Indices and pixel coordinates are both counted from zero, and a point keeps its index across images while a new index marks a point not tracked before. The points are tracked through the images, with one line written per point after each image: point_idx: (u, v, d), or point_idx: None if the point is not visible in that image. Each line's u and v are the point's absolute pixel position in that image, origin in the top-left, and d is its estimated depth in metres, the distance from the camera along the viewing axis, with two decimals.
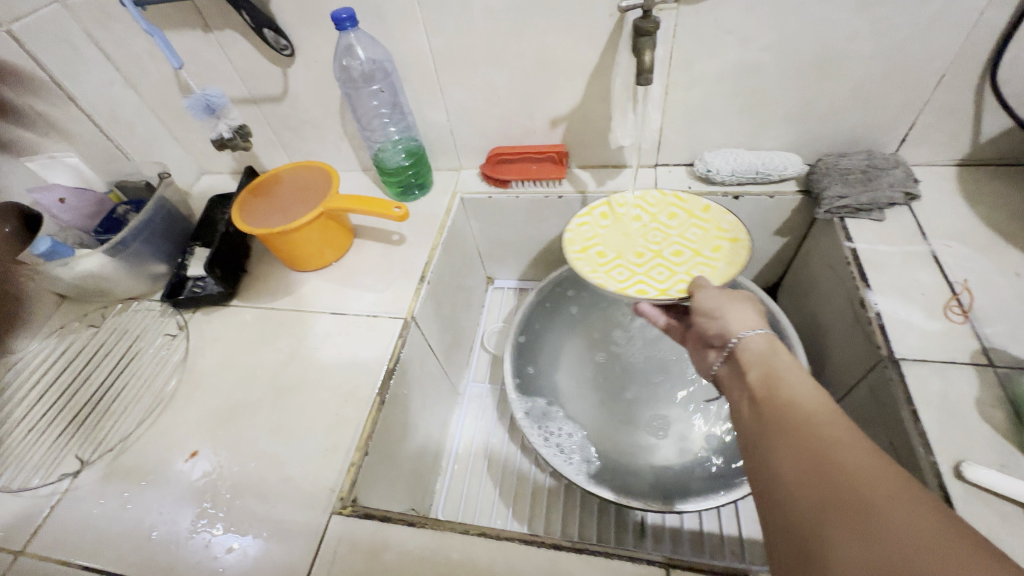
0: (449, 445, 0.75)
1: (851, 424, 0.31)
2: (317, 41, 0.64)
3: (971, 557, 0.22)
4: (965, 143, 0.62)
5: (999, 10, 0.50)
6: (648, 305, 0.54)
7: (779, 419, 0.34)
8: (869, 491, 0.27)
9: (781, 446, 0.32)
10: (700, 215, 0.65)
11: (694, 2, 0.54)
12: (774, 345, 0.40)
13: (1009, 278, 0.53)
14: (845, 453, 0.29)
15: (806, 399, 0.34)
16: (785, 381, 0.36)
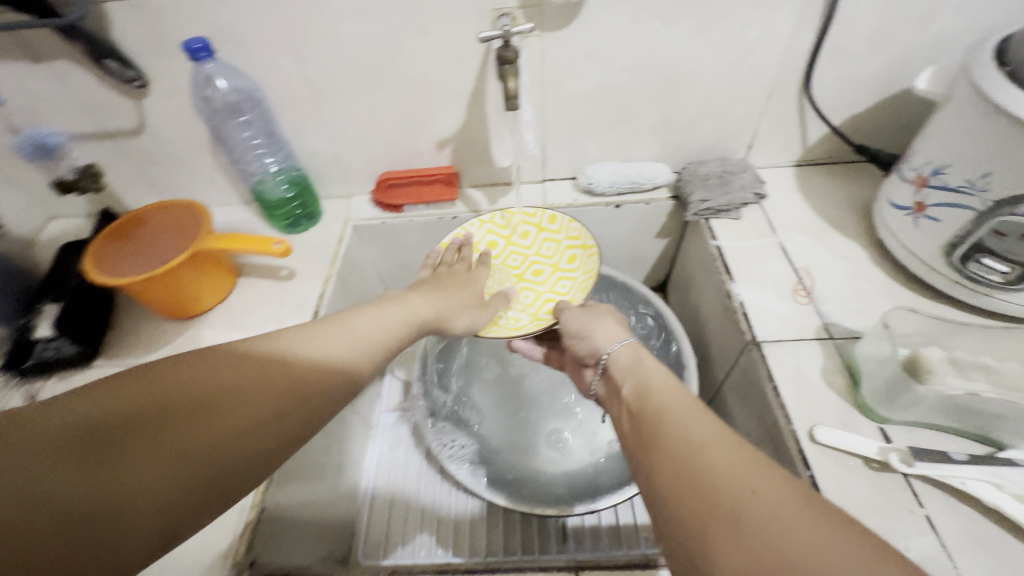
0: (365, 481, 0.73)
1: (715, 424, 0.34)
2: (172, 71, 0.60)
3: (825, 531, 0.25)
4: (797, 147, 0.72)
5: (803, 35, 0.59)
6: (524, 341, 0.64)
7: (655, 426, 0.36)
8: (736, 482, 0.29)
9: (660, 453, 0.34)
10: (549, 226, 0.69)
11: (555, 29, 0.58)
12: (639, 359, 0.45)
13: (839, 261, 0.62)
14: (710, 451, 0.31)
15: (675, 405, 0.37)
16: (658, 392, 0.39)
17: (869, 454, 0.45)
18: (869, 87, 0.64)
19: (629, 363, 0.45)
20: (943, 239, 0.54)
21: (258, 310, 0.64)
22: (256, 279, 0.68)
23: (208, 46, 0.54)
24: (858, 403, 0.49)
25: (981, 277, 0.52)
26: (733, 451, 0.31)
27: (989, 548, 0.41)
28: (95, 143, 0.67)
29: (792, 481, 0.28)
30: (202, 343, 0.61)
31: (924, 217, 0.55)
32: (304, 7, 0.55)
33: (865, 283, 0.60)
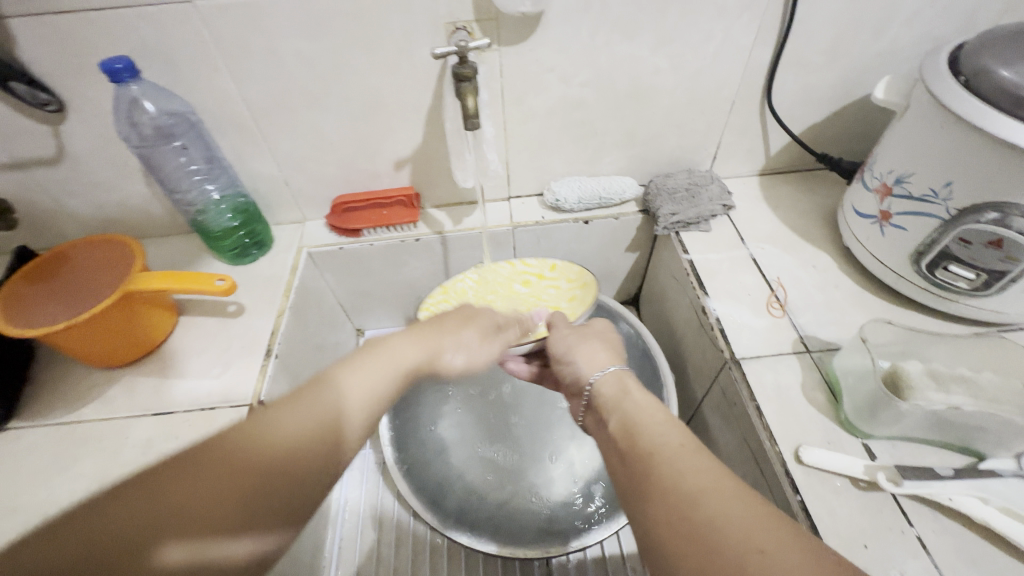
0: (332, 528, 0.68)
1: (711, 464, 0.32)
2: (92, 94, 0.54)
3: None
4: (760, 157, 0.72)
5: (762, 47, 0.59)
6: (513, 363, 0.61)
7: (646, 465, 0.34)
8: (738, 539, 0.27)
9: (653, 495, 0.32)
10: (550, 274, 0.70)
11: (513, 43, 0.55)
12: (624, 385, 0.43)
13: (808, 271, 0.62)
14: (709, 497, 0.29)
15: (666, 442, 0.35)
16: (645, 426, 0.37)
17: (856, 473, 0.44)
18: (827, 96, 0.65)
19: (617, 390, 0.43)
20: (910, 247, 0.54)
21: (202, 352, 0.58)
22: (201, 317, 0.62)
23: (132, 66, 0.49)
24: (840, 419, 0.48)
25: (948, 284, 0.52)
26: (733, 500, 0.29)
27: (981, 566, 0.40)
28: (7, 174, 0.60)
29: (799, 535, 0.27)
30: (138, 394, 0.55)
31: (889, 225, 0.55)
32: (240, 22, 0.51)
33: (836, 293, 0.59)
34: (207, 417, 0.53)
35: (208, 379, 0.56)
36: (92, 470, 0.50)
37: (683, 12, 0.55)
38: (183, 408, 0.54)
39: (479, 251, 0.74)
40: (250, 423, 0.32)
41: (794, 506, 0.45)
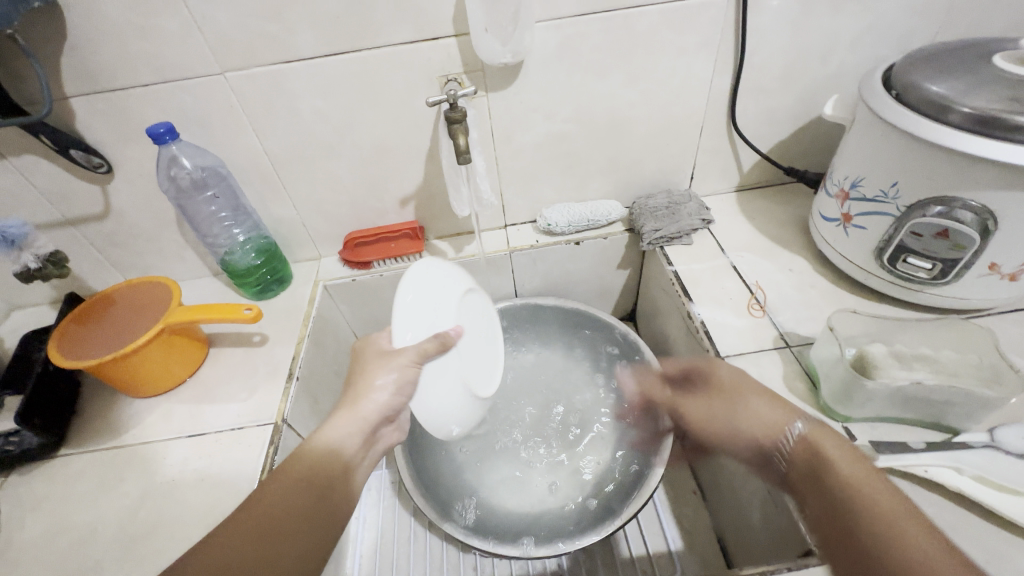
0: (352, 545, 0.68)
1: (917, 522, 0.38)
2: (138, 156, 0.62)
3: None
4: (734, 174, 0.78)
5: (722, 78, 0.66)
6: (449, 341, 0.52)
7: (850, 525, 0.40)
8: None
9: (859, 560, 0.38)
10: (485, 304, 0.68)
11: (499, 89, 0.63)
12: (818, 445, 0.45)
13: (785, 274, 0.67)
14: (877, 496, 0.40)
15: (874, 493, 0.41)
16: (850, 476, 0.42)
17: None
18: (787, 116, 0.71)
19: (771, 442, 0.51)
20: (871, 244, 0.58)
21: (231, 379, 0.64)
22: (228, 348, 0.68)
23: (173, 129, 0.57)
24: (820, 406, 0.51)
25: (909, 275, 0.56)
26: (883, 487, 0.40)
27: (961, 532, 0.42)
28: (62, 229, 0.68)
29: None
30: (174, 419, 0.60)
31: (851, 226, 0.60)
32: (263, 88, 0.59)
33: (812, 292, 0.64)
34: (236, 436, 0.58)
35: (236, 403, 0.61)
36: (135, 488, 0.54)
37: (646, 53, 0.63)
38: (215, 429, 0.59)
39: (480, 276, 0.80)
40: (300, 479, 0.43)
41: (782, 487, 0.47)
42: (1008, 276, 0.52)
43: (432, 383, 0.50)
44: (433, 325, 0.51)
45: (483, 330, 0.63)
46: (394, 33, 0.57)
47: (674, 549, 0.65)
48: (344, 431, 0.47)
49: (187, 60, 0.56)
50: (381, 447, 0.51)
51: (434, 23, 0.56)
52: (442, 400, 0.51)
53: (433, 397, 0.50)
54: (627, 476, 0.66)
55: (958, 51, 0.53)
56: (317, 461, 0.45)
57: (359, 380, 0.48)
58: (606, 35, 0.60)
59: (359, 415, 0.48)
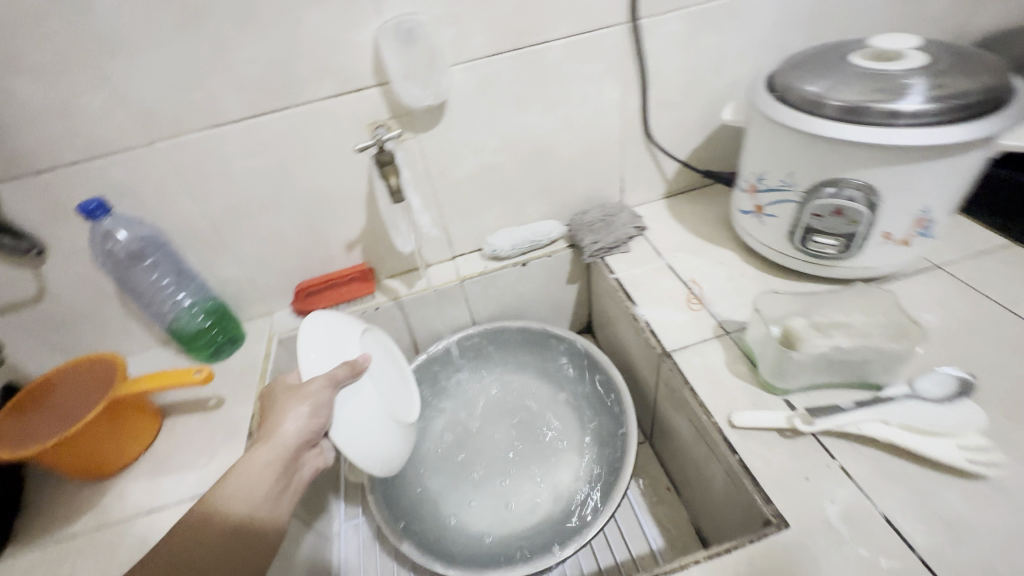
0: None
1: None
2: (71, 235, 0.62)
3: None
4: (660, 183, 0.84)
5: (631, 98, 0.72)
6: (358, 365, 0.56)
7: None
8: None
9: None
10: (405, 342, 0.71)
11: (428, 130, 0.67)
12: None
13: (717, 267, 0.71)
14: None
15: None
16: None
17: (780, 425, 0.50)
18: (696, 125, 0.78)
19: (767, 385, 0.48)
20: (784, 230, 0.64)
21: (189, 448, 0.62)
22: (183, 416, 0.66)
23: (105, 204, 0.58)
24: (761, 383, 0.55)
25: (820, 252, 0.62)
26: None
27: (897, 479, 0.45)
28: None
29: None
30: (131, 497, 0.58)
31: (764, 216, 0.66)
32: (194, 153, 0.61)
33: (743, 280, 0.68)
34: None
35: (196, 470, 0.59)
36: None
37: (558, 83, 0.68)
38: (175, 501, 0.57)
39: (436, 309, 0.82)
40: (214, 518, 0.45)
41: (736, 466, 0.50)
42: (901, 241, 0.58)
43: (348, 406, 0.53)
44: (339, 357, 0.56)
45: (389, 363, 0.66)
46: (318, 88, 0.60)
47: (655, 548, 0.66)
48: (261, 462, 0.48)
49: (112, 135, 0.57)
50: (307, 473, 0.51)
51: (355, 76, 0.60)
52: (362, 423, 0.53)
53: (352, 421, 0.53)
54: (602, 483, 0.68)
55: (823, 55, 0.61)
56: (230, 493, 0.46)
57: (279, 410, 0.50)
58: (519, 70, 0.65)
59: (278, 442, 0.49)
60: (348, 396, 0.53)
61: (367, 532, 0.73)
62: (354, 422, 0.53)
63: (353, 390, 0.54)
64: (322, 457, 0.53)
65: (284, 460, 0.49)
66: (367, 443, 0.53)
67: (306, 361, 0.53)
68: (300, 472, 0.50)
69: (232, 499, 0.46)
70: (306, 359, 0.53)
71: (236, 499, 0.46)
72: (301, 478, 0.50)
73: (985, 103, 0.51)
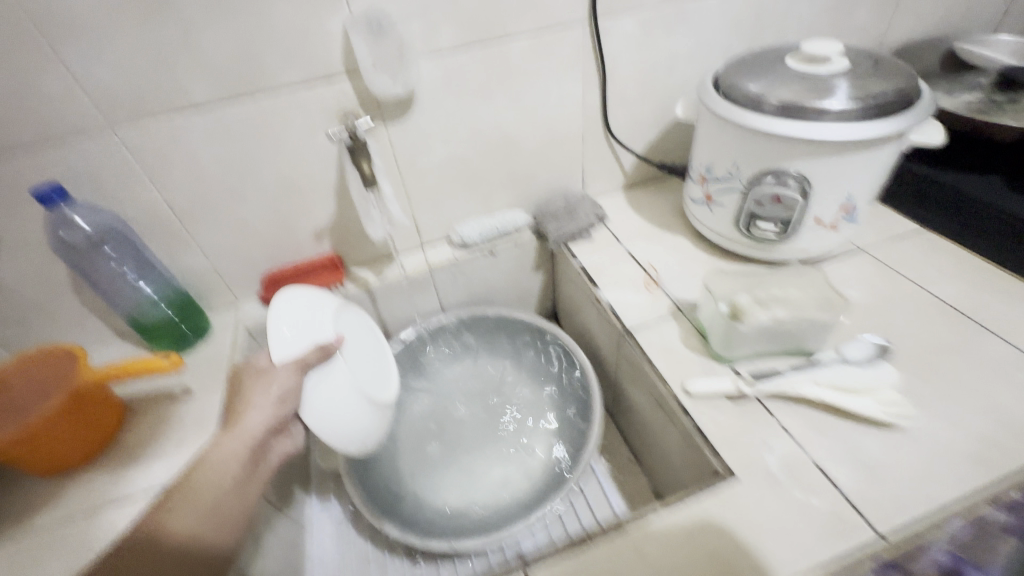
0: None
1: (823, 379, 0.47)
2: (23, 222, 0.60)
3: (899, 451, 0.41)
4: (619, 175, 0.89)
5: (591, 94, 0.77)
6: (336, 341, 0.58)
7: None
8: None
9: None
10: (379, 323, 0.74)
11: (397, 120, 0.69)
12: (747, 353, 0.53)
13: (672, 252, 0.77)
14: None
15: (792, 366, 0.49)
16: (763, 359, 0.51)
17: (728, 390, 0.56)
18: (651, 121, 0.83)
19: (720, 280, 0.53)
20: (730, 216, 0.70)
21: (156, 437, 0.61)
22: (149, 407, 0.65)
23: (62, 189, 0.56)
24: (712, 354, 0.60)
25: (762, 237, 0.68)
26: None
27: (826, 431, 0.52)
28: None
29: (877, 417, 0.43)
30: (95, 489, 0.57)
31: (713, 204, 0.72)
32: (157, 138, 0.60)
33: (695, 264, 0.74)
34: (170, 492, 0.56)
35: (165, 459, 0.59)
36: (56, 570, 0.50)
37: (522, 77, 0.71)
38: (143, 490, 0.56)
39: (406, 297, 0.83)
40: (183, 506, 0.45)
41: (690, 427, 0.55)
42: (830, 226, 0.65)
43: (319, 385, 0.54)
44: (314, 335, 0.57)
45: (366, 341, 0.68)
46: (287, 76, 0.60)
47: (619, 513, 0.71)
48: (228, 450, 0.49)
49: (69, 118, 0.55)
50: (273, 460, 0.53)
51: (325, 65, 0.61)
52: (332, 402, 0.55)
53: (322, 400, 0.54)
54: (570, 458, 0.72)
55: (762, 57, 0.67)
56: (196, 482, 0.47)
57: (245, 398, 0.52)
58: (485, 64, 0.68)
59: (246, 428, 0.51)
60: (320, 378, 0.55)
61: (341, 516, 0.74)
62: (326, 403, 0.54)
63: (325, 371, 0.55)
64: (290, 443, 0.55)
65: (252, 445, 0.50)
66: (337, 422, 0.55)
67: (279, 341, 0.54)
68: (266, 460, 0.52)
69: (202, 483, 0.47)
70: (279, 337, 0.55)
71: (205, 484, 0.47)
72: (267, 465, 0.52)
73: (896, 103, 0.58)
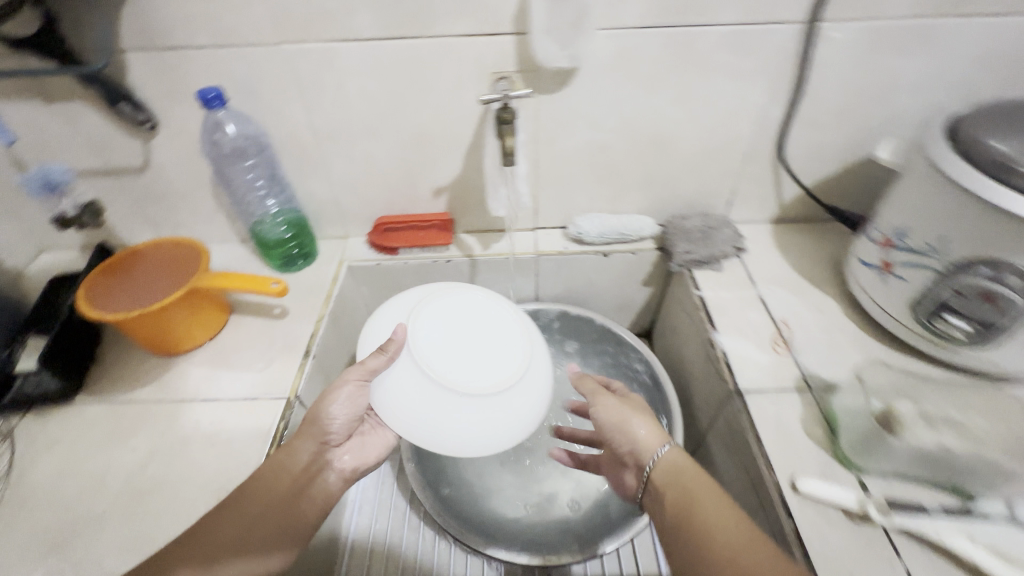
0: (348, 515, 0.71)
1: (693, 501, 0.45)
2: (184, 116, 0.63)
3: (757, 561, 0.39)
4: (773, 205, 0.77)
5: (775, 107, 0.65)
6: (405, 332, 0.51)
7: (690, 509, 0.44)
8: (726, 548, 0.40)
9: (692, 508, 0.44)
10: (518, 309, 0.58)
11: (549, 92, 0.62)
12: (676, 458, 0.48)
13: (814, 314, 0.66)
14: (690, 495, 0.45)
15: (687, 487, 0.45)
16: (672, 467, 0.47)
17: (850, 505, 0.46)
18: (836, 153, 0.70)
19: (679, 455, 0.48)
20: (909, 297, 0.57)
21: (248, 348, 0.64)
22: (249, 316, 0.68)
23: (222, 95, 0.57)
24: (837, 454, 0.50)
25: (946, 333, 0.55)
26: (732, 530, 0.41)
27: None
28: (98, 178, 0.68)
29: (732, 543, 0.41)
30: (190, 381, 0.61)
31: (890, 275, 0.59)
32: (315, 63, 0.59)
33: (840, 336, 0.63)
34: (249, 406, 0.58)
35: (252, 373, 0.62)
36: (144, 444, 0.55)
37: (702, 73, 0.61)
38: (228, 397, 0.59)
39: (504, 275, 0.80)
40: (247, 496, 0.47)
41: (788, 531, 0.47)
42: None
43: (390, 380, 0.50)
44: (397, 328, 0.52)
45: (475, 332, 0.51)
46: (453, 24, 0.56)
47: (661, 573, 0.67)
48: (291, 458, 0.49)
49: (243, 27, 0.55)
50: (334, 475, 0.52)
51: (494, 19, 0.56)
52: (404, 396, 0.49)
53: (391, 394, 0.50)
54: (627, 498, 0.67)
55: None
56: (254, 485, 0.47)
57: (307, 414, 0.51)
58: (664, 50, 0.59)
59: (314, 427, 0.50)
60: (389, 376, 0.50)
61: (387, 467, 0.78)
62: (389, 396, 0.50)
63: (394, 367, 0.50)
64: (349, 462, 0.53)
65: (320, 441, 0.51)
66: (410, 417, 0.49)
67: (365, 338, 0.54)
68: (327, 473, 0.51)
69: (270, 484, 0.47)
70: (369, 332, 0.54)
71: (273, 484, 0.47)
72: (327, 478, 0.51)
73: None
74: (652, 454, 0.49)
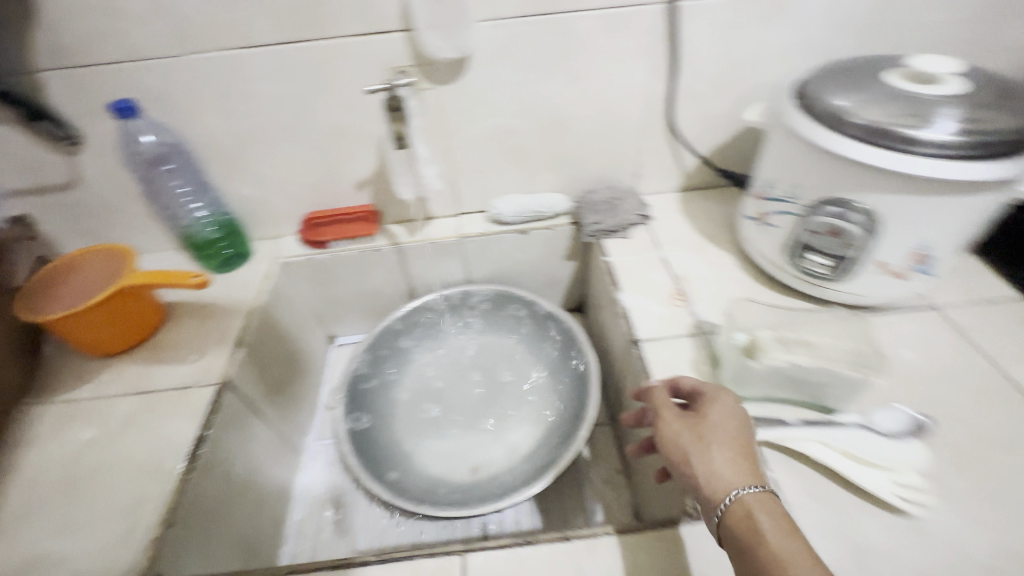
0: (291, 511, 0.73)
1: (699, 475, 0.39)
2: (103, 130, 0.66)
3: (769, 508, 0.36)
4: (677, 175, 0.83)
5: (659, 82, 0.71)
6: None
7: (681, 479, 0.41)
8: (734, 525, 0.36)
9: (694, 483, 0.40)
10: None
11: (446, 83, 0.67)
12: (668, 420, 0.44)
13: (710, 268, 0.71)
14: (695, 451, 0.41)
15: (676, 454, 0.42)
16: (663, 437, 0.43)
17: None
18: (721, 121, 0.76)
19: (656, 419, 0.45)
20: (781, 242, 0.63)
21: (183, 343, 0.68)
22: (183, 316, 0.71)
23: (134, 105, 0.61)
24: (718, 385, 0.56)
25: (813, 270, 0.61)
26: (731, 478, 0.38)
27: (821, 497, 0.47)
28: (29, 197, 0.72)
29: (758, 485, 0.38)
30: (126, 378, 0.64)
31: (767, 224, 0.65)
32: (222, 71, 0.63)
33: (731, 286, 0.68)
34: (182, 394, 0.61)
35: (185, 365, 0.65)
36: (78, 438, 0.58)
37: (583, 53, 0.67)
38: (161, 388, 0.62)
39: (433, 260, 0.84)
40: None
41: None
42: (897, 274, 0.58)
43: None
44: None
45: None
46: (344, 25, 0.61)
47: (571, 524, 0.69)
48: None
49: (148, 41, 0.60)
50: None
51: (381, 18, 0.61)
52: None
53: None
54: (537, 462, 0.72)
55: (859, 69, 0.58)
56: None
57: None
58: (544, 36, 0.65)
59: None
60: None
61: (341, 467, 0.79)
62: None
63: None
64: None
65: None
66: None
67: None
68: None
69: None
70: None
71: None
72: None
73: (1011, 144, 0.49)
74: (728, 497, 0.37)
